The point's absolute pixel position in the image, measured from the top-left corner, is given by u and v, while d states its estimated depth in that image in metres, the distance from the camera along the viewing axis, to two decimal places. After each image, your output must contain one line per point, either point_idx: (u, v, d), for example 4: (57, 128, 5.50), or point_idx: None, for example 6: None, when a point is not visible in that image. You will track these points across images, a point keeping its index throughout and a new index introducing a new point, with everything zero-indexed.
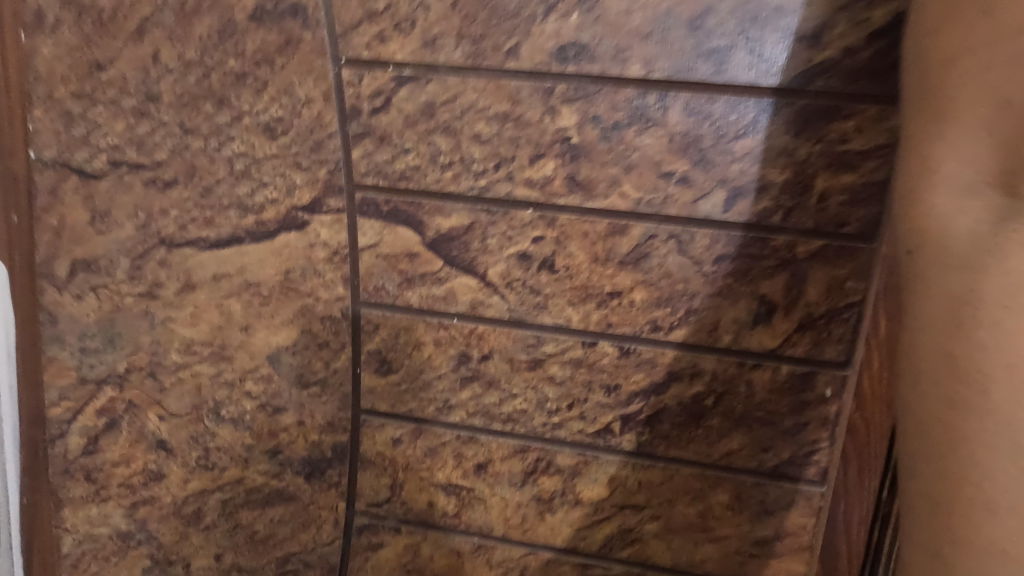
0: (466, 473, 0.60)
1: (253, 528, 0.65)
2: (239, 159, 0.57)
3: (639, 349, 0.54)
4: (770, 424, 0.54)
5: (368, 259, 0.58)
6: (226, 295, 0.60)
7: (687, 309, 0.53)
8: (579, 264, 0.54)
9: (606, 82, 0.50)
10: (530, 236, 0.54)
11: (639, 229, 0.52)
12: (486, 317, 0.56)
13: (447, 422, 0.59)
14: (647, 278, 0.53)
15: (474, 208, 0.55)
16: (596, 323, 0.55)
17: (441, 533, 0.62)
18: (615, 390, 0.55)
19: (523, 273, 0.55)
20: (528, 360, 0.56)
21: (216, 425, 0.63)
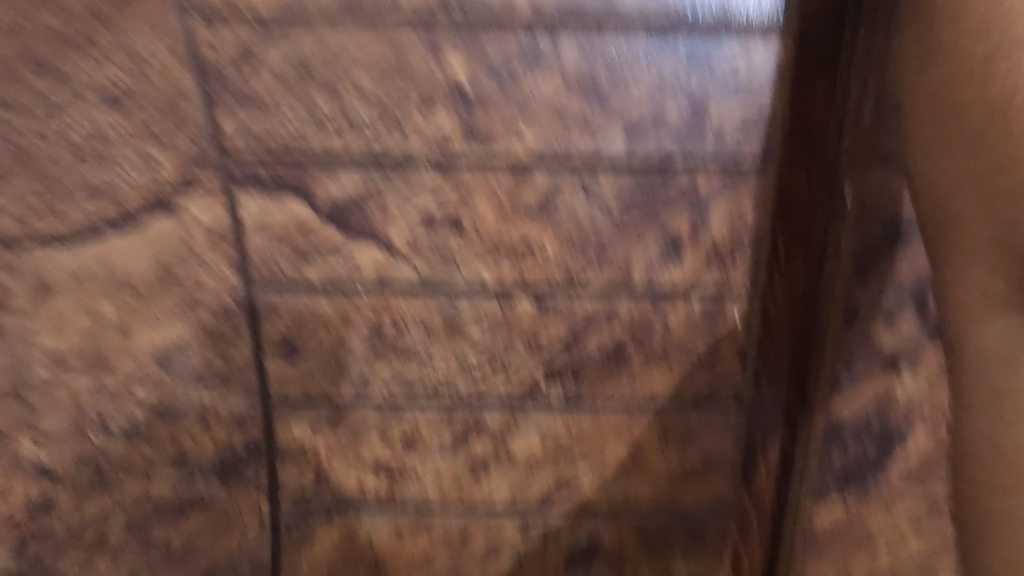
0: (395, 450, 0.57)
1: (168, 544, 0.60)
2: (84, 138, 0.49)
3: (557, 301, 0.54)
4: (688, 358, 0.55)
5: (258, 240, 0.52)
6: (94, 295, 0.53)
7: (599, 254, 0.52)
8: (485, 220, 0.52)
9: (494, 24, 0.47)
10: (432, 195, 0.51)
11: (544, 177, 0.51)
12: (395, 287, 0.53)
13: (368, 400, 0.56)
14: (557, 227, 0.52)
15: (368, 170, 0.50)
16: (511, 280, 0.53)
17: (376, 514, 0.59)
18: (537, 346, 0.55)
19: (430, 235, 0.52)
20: (445, 325, 0.54)
21: (106, 440, 0.57)
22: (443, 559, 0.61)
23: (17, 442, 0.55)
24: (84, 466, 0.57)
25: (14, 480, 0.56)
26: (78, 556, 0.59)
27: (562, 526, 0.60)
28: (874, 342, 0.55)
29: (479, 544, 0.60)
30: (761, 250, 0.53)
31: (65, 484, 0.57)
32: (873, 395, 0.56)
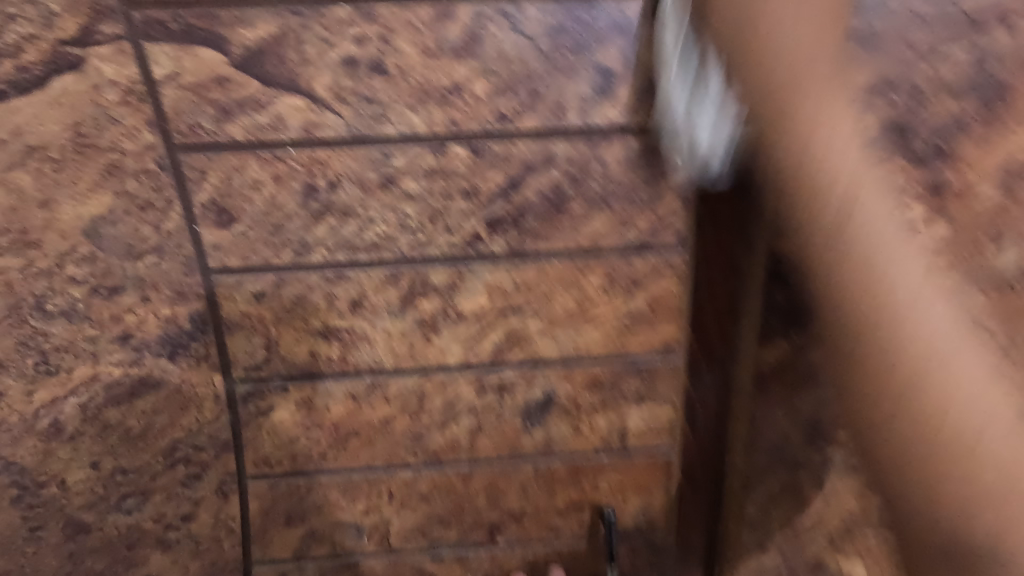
0: (342, 314, 0.58)
1: (126, 426, 0.60)
2: None
3: (491, 146, 0.53)
4: (628, 199, 0.55)
5: (172, 95, 0.50)
6: (7, 167, 0.50)
7: (530, 92, 0.51)
8: (410, 61, 0.50)
9: None
10: (351, 35, 0.49)
11: (467, 10, 0.48)
12: (324, 140, 0.52)
13: (309, 264, 0.56)
14: (485, 65, 0.50)
15: (281, 11, 0.48)
16: (442, 125, 0.52)
17: (331, 381, 0.60)
18: (475, 195, 0.54)
19: (353, 80, 0.50)
20: (380, 179, 0.53)
21: (46, 323, 0.56)
22: (402, 421, 0.62)
23: None
24: (27, 351, 0.56)
25: None
26: (37, 446, 0.60)
27: (516, 380, 0.61)
28: None
29: (436, 403, 0.62)
30: None
31: (12, 373, 0.57)
32: None
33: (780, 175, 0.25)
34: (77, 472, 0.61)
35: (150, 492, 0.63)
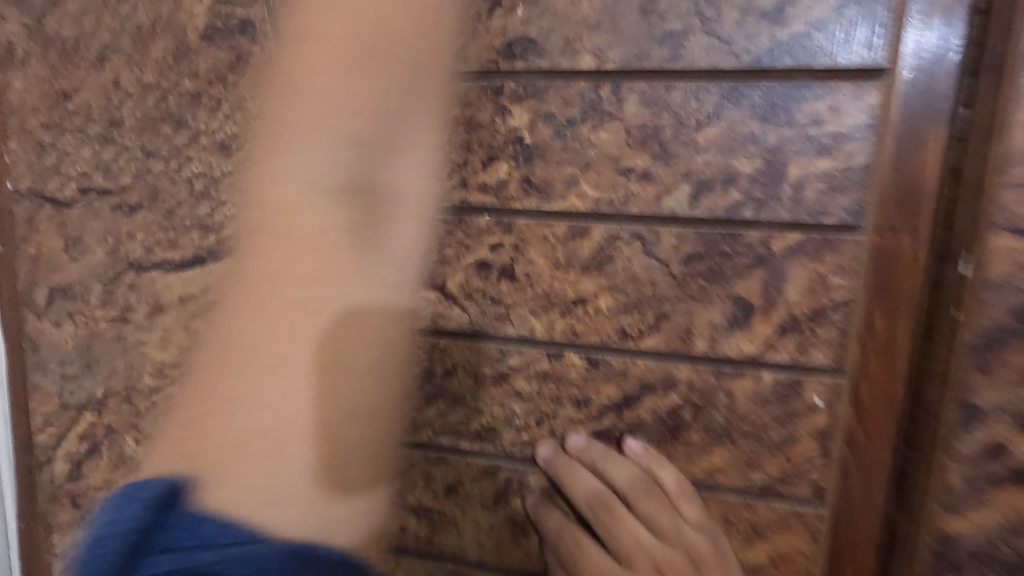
0: (438, 494, 0.57)
1: None
2: None
3: (608, 359, 0.51)
4: (756, 438, 0.48)
5: None
6: None
7: (657, 313, 0.49)
8: (540, 271, 0.51)
9: (558, 77, 0.48)
10: (488, 242, 0.52)
11: (600, 230, 0.49)
12: (447, 330, 0.54)
13: (416, 441, 0.57)
14: (612, 282, 0.49)
15: (429, 218, 0.53)
16: (561, 333, 0.51)
17: (414, 559, 0.59)
18: (585, 405, 0.52)
19: (483, 282, 0.52)
20: (494, 374, 0.53)
21: None
22: None
23: None
24: None
25: None
26: None
27: None
28: (1003, 450, 0.45)
29: None
30: (850, 324, 0.46)
31: None
32: (1003, 517, 0.45)
33: None
34: None
35: None
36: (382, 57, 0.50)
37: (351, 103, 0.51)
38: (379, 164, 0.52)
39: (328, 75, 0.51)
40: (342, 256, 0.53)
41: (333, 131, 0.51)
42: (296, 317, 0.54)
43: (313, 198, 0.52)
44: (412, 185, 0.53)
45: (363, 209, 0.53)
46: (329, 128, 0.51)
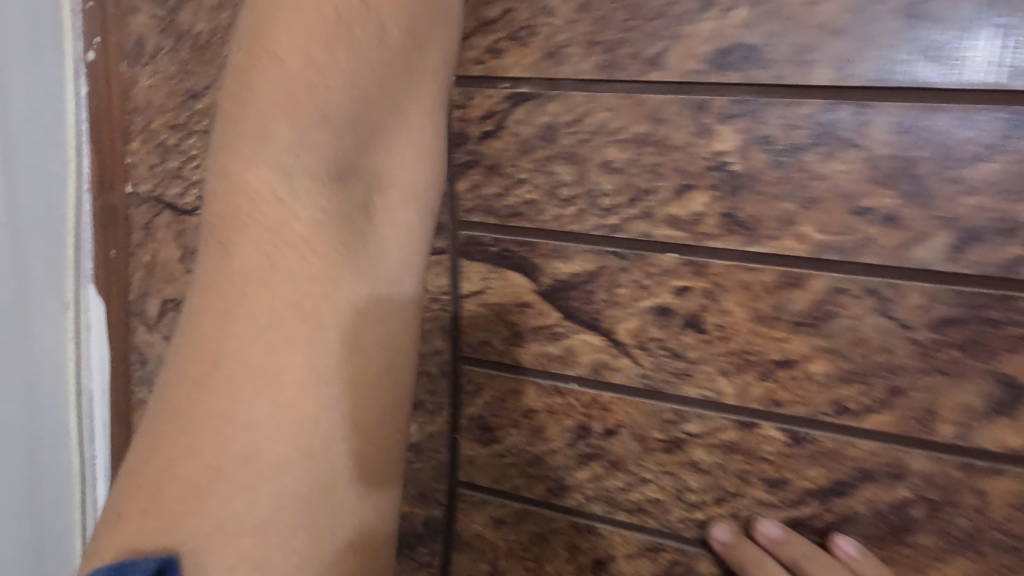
0: (583, 570, 0.49)
1: None
2: None
3: (817, 436, 0.42)
4: (1014, 552, 0.39)
5: (472, 308, 0.49)
6: None
7: (889, 387, 0.40)
8: (736, 323, 0.42)
9: (780, 94, 0.39)
10: (672, 286, 0.43)
11: (821, 281, 0.40)
12: (611, 383, 0.46)
13: (560, 506, 0.49)
14: (831, 345, 0.41)
15: (599, 251, 0.45)
16: (757, 399, 0.43)
17: None
18: (781, 487, 0.43)
19: (662, 331, 0.44)
20: (665, 441, 0.45)
21: None
22: None
23: None
24: None
25: None
26: None
27: None
28: None
29: None
30: None
31: None
32: None
33: None
34: None
35: None
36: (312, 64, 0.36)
37: (354, 13, 0.31)
38: None
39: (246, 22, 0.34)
40: (336, 269, 0.32)
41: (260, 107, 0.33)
42: (272, 346, 0.31)
43: (299, 186, 0.32)
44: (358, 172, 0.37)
45: (347, 200, 0.33)
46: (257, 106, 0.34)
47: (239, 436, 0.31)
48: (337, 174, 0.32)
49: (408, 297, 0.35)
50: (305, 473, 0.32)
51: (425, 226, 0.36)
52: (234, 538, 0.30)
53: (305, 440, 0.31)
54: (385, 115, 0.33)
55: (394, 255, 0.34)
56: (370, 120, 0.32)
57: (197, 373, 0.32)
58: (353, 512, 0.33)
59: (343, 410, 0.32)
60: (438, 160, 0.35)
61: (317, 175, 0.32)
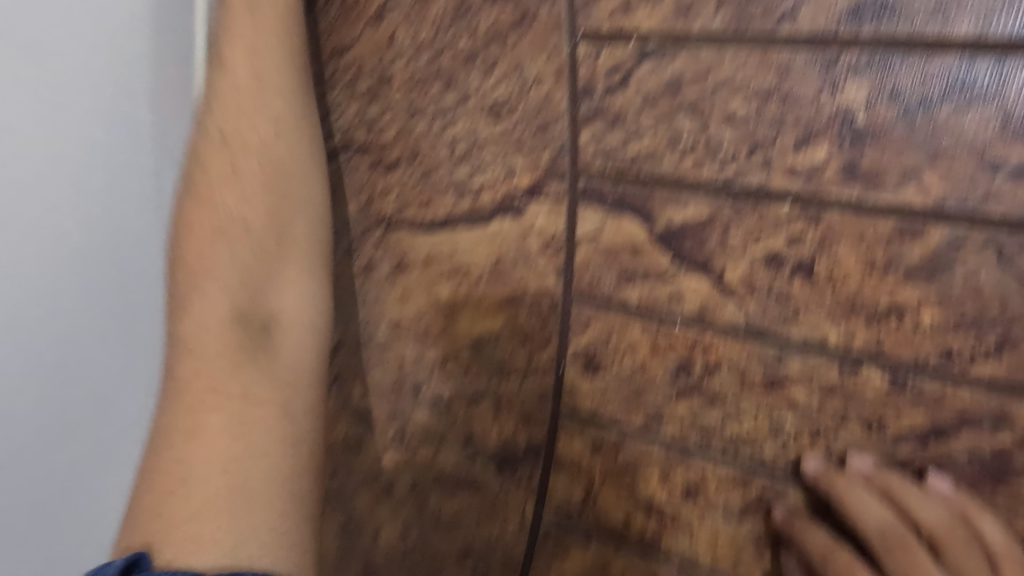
0: (674, 495, 0.54)
1: (440, 511, 0.65)
2: (461, 141, 0.56)
3: (922, 382, 0.44)
4: None
5: (585, 250, 0.53)
6: (437, 277, 0.60)
7: (1001, 338, 0.41)
8: (847, 273, 0.45)
9: (916, 48, 0.41)
10: (787, 234, 0.46)
11: (940, 233, 0.42)
12: (716, 325, 0.49)
13: (658, 435, 0.53)
14: (944, 295, 0.42)
15: (716, 199, 0.48)
16: (863, 345, 0.45)
17: (636, 553, 0.56)
18: (878, 429, 0.45)
19: (772, 277, 0.47)
20: (766, 379, 0.48)
21: (414, 405, 0.64)
22: None
23: (351, 386, 0.67)
24: (393, 422, 0.65)
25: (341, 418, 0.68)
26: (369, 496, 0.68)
27: None
28: None
29: None
30: None
31: (376, 433, 0.66)
32: None
33: None
34: (389, 532, 0.68)
35: None
36: (280, 229, 0.50)
37: (260, 183, 0.50)
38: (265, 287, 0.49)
39: (233, 200, 0.49)
40: (239, 362, 0.46)
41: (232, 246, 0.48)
42: (202, 404, 0.45)
43: (216, 319, 0.47)
44: (298, 308, 0.50)
45: (246, 337, 0.47)
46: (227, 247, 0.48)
47: (183, 477, 0.43)
48: (239, 315, 0.47)
49: (299, 374, 0.48)
50: (224, 484, 0.43)
51: (319, 347, 0.51)
52: (175, 526, 0.41)
53: (230, 435, 0.44)
54: (285, 279, 0.50)
55: (297, 353, 0.49)
56: (268, 260, 0.49)
57: (166, 439, 0.44)
58: (271, 535, 0.42)
59: (290, 462, 0.46)
60: (314, 296, 0.51)
61: (228, 309, 0.47)
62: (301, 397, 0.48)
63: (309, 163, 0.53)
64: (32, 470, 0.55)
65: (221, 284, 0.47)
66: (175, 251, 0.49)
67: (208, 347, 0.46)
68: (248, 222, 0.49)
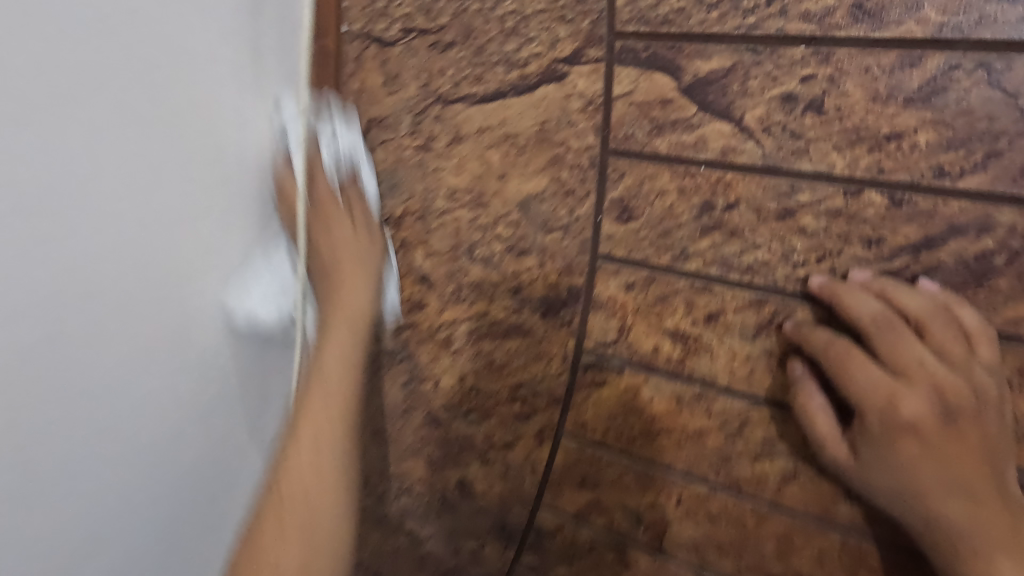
0: (697, 323, 0.62)
1: (492, 356, 0.75)
2: (510, 16, 0.64)
3: (915, 199, 0.50)
4: None
5: (621, 107, 0.61)
6: (488, 145, 0.68)
7: (987, 151, 0.48)
8: (853, 104, 0.51)
9: None
10: (799, 74, 0.52)
11: (938, 59, 0.47)
12: (736, 164, 0.56)
13: (683, 270, 0.62)
14: (939, 116, 0.48)
15: (738, 49, 0.54)
16: (865, 169, 0.51)
17: (663, 377, 0.66)
18: (877, 244, 0.53)
19: (785, 116, 0.53)
20: (779, 210, 0.56)
21: (469, 263, 0.73)
22: (716, 438, 0.65)
23: (414, 252, 0.75)
24: (451, 281, 0.75)
25: (406, 282, 0.76)
26: (432, 350, 0.78)
27: None
28: None
29: (756, 435, 0.63)
30: None
31: (436, 292, 0.76)
32: None
33: (972, 540, 0.50)
34: (449, 379, 0.78)
35: (490, 414, 0.77)
36: (329, 441, 0.54)
37: (313, 440, 0.53)
38: (293, 529, 0.50)
39: (320, 405, 0.54)
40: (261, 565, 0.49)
41: (314, 421, 0.54)
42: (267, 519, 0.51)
43: (290, 451, 0.53)
44: (328, 523, 0.51)
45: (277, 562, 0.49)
46: (313, 422, 0.54)
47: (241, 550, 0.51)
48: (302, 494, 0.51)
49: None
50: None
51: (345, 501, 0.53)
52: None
53: (272, 528, 0.50)
54: (323, 490, 0.52)
55: (315, 532, 0.51)
56: (321, 482, 0.52)
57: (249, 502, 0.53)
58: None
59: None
60: (339, 512, 0.52)
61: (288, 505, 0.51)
62: (340, 508, 0.52)
63: (360, 336, 0.59)
64: (177, 458, 0.57)
65: (268, 527, 0.51)
66: (324, 322, 0.59)
67: (289, 475, 0.52)
68: (308, 451, 0.53)
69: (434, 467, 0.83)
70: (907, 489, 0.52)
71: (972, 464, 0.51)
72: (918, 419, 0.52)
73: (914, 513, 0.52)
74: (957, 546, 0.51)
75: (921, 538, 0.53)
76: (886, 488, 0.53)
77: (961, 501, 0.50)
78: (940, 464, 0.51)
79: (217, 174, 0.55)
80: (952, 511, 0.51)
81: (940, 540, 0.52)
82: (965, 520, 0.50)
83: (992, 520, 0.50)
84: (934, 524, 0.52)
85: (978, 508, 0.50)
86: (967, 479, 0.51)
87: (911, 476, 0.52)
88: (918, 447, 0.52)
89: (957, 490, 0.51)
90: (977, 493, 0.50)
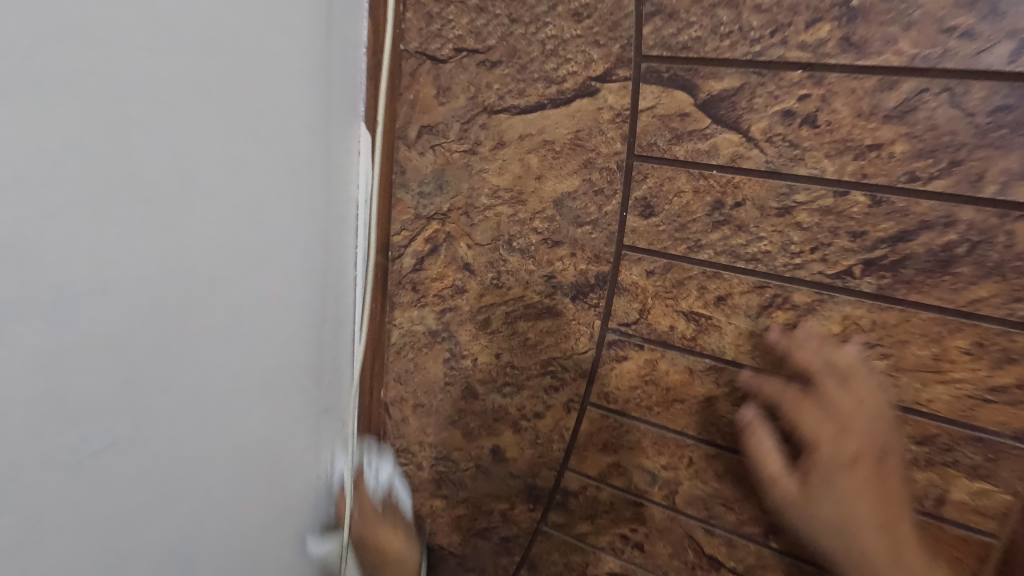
0: (707, 304, 0.72)
1: (526, 335, 0.85)
2: (550, 40, 0.74)
3: (892, 199, 0.61)
4: None
5: (645, 119, 0.71)
6: (528, 150, 0.79)
7: (951, 160, 0.58)
8: (842, 119, 0.61)
9: None
10: (797, 94, 0.62)
11: (910, 84, 0.58)
12: (744, 168, 0.67)
13: (696, 259, 0.72)
14: (912, 131, 0.58)
15: (746, 71, 0.64)
16: (851, 174, 0.62)
17: (678, 352, 0.76)
18: (861, 236, 0.63)
19: (786, 128, 0.64)
20: (778, 208, 0.66)
21: (508, 253, 0.84)
22: (724, 405, 0.75)
23: (458, 244, 0.87)
24: (491, 268, 0.85)
25: (449, 269, 0.89)
26: (470, 331, 0.89)
27: None
28: None
29: None
30: None
31: (476, 279, 0.87)
32: None
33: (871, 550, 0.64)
34: (485, 356, 0.89)
35: (523, 385, 0.87)
36: None
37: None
38: None
39: None
40: None
41: None
42: None
43: None
44: None
45: None
46: None
47: None
48: None
49: None
50: None
51: None
52: None
53: None
54: None
55: None
56: None
57: None
58: None
59: None
60: None
61: None
62: None
63: None
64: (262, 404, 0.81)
65: None
66: None
67: None
68: None
69: (469, 435, 0.93)
70: (837, 501, 0.65)
71: (892, 496, 0.64)
72: (865, 445, 0.64)
73: (835, 523, 0.65)
74: (855, 549, 0.64)
75: (825, 542, 0.66)
76: (822, 502, 0.66)
77: (876, 523, 0.63)
78: (868, 489, 0.64)
79: (290, 196, 0.78)
80: (862, 526, 0.64)
81: (849, 547, 0.65)
82: (869, 536, 0.63)
83: (893, 543, 0.63)
84: (846, 537, 0.65)
85: (886, 530, 0.63)
86: (881, 509, 0.63)
87: (842, 493, 0.65)
88: (855, 469, 0.64)
89: (874, 513, 0.63)
90: (885, 522, 0.63)
